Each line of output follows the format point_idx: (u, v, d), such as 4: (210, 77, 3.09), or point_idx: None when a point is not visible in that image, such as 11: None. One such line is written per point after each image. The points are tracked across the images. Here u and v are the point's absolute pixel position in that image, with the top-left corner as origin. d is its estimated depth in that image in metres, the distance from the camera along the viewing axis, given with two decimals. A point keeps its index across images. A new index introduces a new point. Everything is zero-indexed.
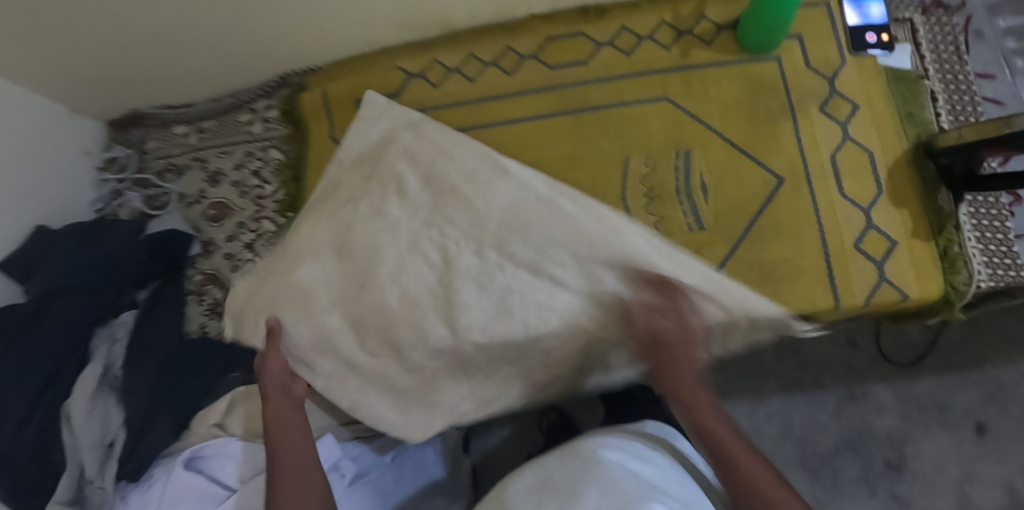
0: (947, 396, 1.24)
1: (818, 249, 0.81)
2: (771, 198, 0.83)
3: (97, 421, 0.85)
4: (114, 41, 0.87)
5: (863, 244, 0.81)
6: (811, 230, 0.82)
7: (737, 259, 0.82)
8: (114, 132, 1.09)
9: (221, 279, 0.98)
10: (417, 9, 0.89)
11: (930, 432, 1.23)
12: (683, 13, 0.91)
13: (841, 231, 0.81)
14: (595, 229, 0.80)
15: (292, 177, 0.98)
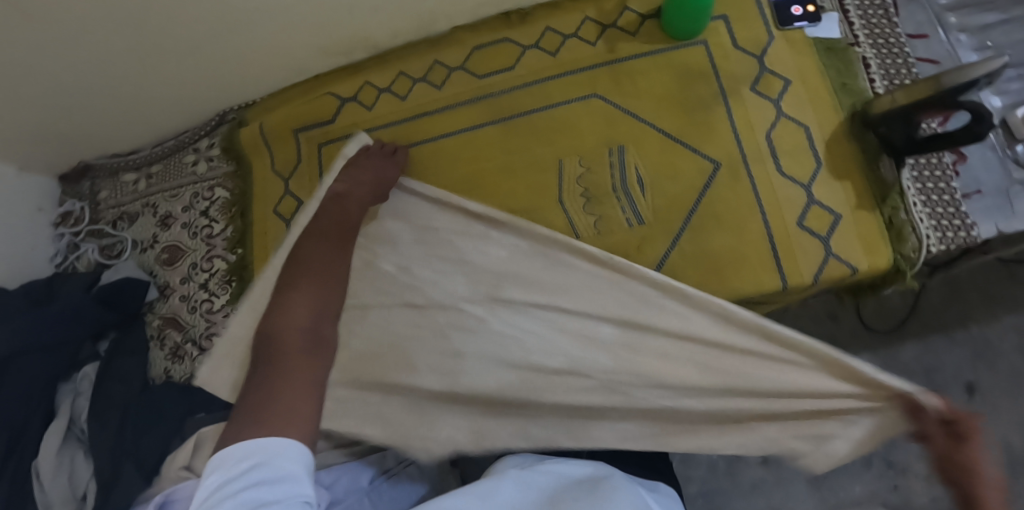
0: (933, 360, 1.20)
1: (760, 232, 0.79)
2: (708, 186, 0.82)
3: (65, 477, 0.87)
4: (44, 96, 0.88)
5: (807, 222, 0.79)
6: (752, 214, 0.80)
7: (680, 252, 0.81)
8: (66, 186, 1.10)
9: (180, 321, 0.98)
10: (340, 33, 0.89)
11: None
12: (605, 7, 0.90)
13: (782, 212, 0.80)
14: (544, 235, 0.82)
15: (238, 213, 0.98)
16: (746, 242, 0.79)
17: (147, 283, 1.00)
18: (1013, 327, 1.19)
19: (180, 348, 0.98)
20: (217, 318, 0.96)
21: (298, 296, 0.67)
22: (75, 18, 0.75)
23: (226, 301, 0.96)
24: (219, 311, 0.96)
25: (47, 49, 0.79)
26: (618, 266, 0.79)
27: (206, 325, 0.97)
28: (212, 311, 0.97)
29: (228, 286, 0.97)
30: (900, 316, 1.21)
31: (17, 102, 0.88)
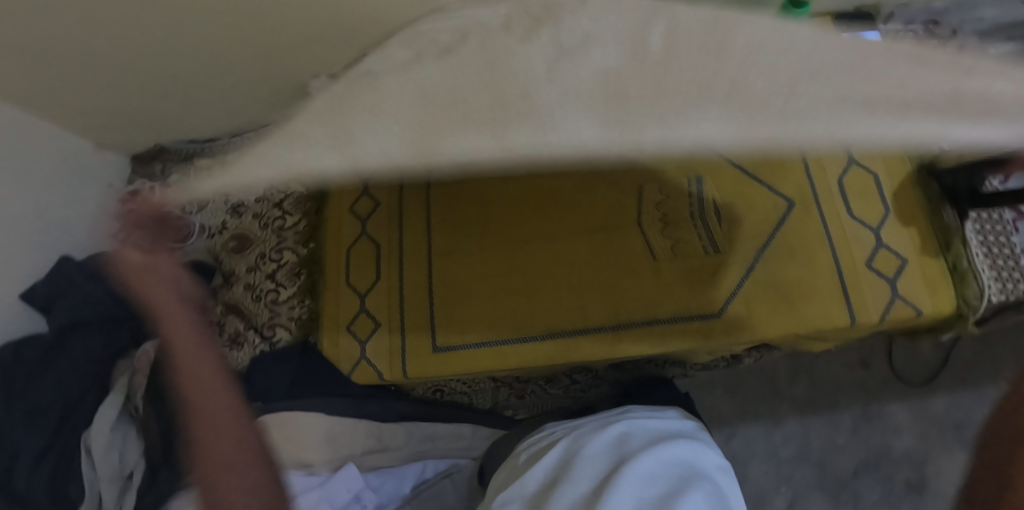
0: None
1: (831, 268, 0.83)
2: (783, 220, 0.85)
3: (115, 456, 0.85)
4: (130, 75, 0.91)
5: (875, 263, 0.83)
6: (823, 251, 0.83)
7: (755, 280, 0.83)
8: (136, 165, 1.12)
9: (243, 309, 0.98)
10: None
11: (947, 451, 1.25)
12: None
13: (852, 251, 0.83)
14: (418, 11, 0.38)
15: (313, 209, 1.00)
16: (815, 273, 0.83)
17: (213, 268, 1.00)
18: None
19: (241, 335, 0.96)
20: (284, 308, 0.95)
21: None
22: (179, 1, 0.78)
23: (294, 292, 0.96)
24: (285, 301, 0.96)
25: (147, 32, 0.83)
26: (694, 292, 0.83)
27: (269, 315, 0.96)
28: (278, 302, 0.96)
29: (297, 279, 0.97)
30: (932, 370, 1.30)
31: (105, 79, 0.91)
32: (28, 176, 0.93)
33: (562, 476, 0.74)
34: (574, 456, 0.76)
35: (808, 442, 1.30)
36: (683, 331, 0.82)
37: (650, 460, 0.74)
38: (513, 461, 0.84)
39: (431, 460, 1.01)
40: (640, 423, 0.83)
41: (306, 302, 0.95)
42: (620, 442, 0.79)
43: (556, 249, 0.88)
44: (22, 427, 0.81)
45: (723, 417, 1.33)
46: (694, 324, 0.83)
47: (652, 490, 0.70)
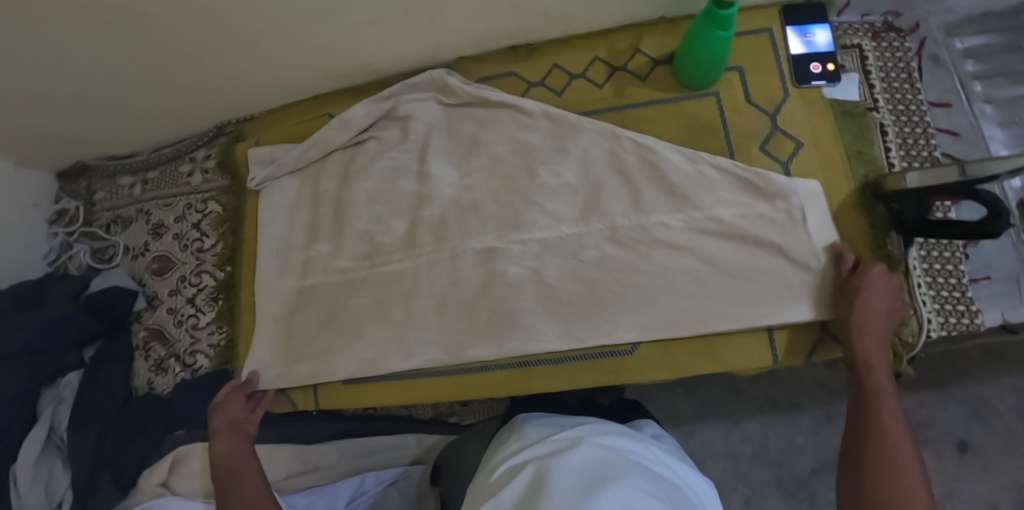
0: (927, 412, 1.07)
1: (766, 352, 0.76)
2: (729, 294, 0.75)
3: (42, 486, 0.86)
4: (36, 88, 0.87)
5: (814, 351, 0.76)
6: (760, 337, 0.76)
7: (685, 355, 0.77)
8: (64, 183, 1.09)
9: (165, 334, 0.97)
10: (388, 129, 0.89)
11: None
12: (617, 47, 0.86)
13: (790, 342, 0.76)
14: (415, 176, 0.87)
15: (229, 231, 0.97)
16: (755, 315, 0.75)
17: (136, 292, 0.99)
18: (1012, 388, 1.06)
19: (163, 361, 0.96)
20: (203, 334, 0.95)
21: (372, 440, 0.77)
22: (66, 9, 0.72)
23: (212, 318, 0.95)
24: (204, 327, 0.95)
25: (42, 45, 0.78)
26: (618, 361, 0.78)
27: (191, 340, 0.95)
28: (198, 327, 0.96)
29: (214, 304, 0.95)
30: None
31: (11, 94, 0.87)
32: None
33: (554, 476, 0.66)
34: (567, 459, 0.68)
35: (768, 443, 1.24)
36: (594, 369, 0.78)
37: (633, 482, 0.65)
38: (487, 469, 0.77)
39: (369, 473, 1.00)
40: (629, 442, 0.76)
41: (223, 328, 0.94)
42: (611, 452, 0.71)
43: (465, 279, 0.82)
44: None
45: (682, 416, 1.26)
46: (607, 363, 0.78)
47: (654, 501, 0.63)
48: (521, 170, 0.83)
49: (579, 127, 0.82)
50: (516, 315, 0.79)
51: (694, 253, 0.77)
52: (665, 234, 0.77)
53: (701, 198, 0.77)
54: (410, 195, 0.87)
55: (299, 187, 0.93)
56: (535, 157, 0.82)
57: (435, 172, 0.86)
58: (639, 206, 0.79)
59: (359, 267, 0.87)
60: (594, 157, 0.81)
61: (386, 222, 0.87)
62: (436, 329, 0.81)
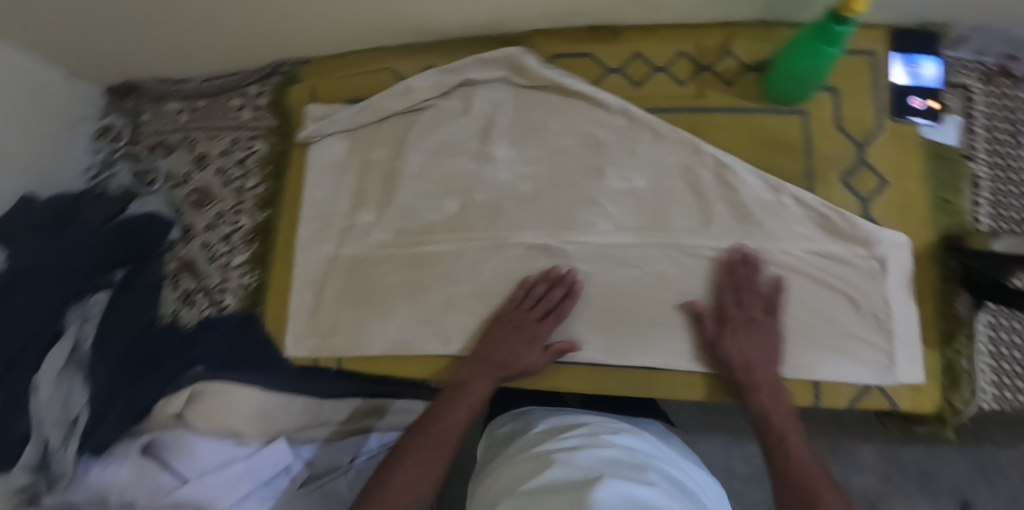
0: (935, 464, 1.06)
1: (808, 397, 0.74)
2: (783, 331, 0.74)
3: (59, 402, 0.86)
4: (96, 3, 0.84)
5: (861, 403, 0.73)
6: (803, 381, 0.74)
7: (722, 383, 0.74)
8: (111, 99, 1.07)
9: (195, 268, 0.96)
10: (449, 96, 0.86)
11: (908, 501, 1.06)
12: (705, 44, 0.81)
13: (837, 391, 0.73)
14: (472, 148, 0.84)
15: (273, 173, 0.94)
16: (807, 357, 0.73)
17: (172, 221, 0.97)
18: None
19: (191, 295, 0.95)
20: (234, 274, 0.94)
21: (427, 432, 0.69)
22: None
23: (245, 259, 0.94)
24: (236, 267, 0.94)
25: None
26: (653, 376, 0.75)
27: (221, 278, 0.94)
28: (230, 267, 0.94)
29: (250, 246, 0.94)
30: None
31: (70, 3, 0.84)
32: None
33: (567, 467, 0.65)
34: (580, 450, 0.69)
35: (766, 466, 1.24)
36: (626, 378, 0.76)
37: (644, 477, 0.64)
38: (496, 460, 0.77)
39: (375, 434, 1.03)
40: (646, 443, 0.75)
41: (255, 272, 0.93)
42: (625, 450, 0.71)
43: (506, 264, 0.79)
44: None
45: (688, 425, 1.25)
46: (638, 373, 0.76)
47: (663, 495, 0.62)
48: (587, 167, 0.80)
49: (654, 127, 0.79)
50: (558, 319, 0.77)
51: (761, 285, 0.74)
52: (735, 262, 0.74)
53: (775, 231, 0.75)
54: (462, 172, 0.83)
55: (350, 143, 0.90)
56: (598, 153, 0.80)
57: (495, 150, 0.82)
58: (707, 226, 0.76)
59: (402, 240, 0.84)
60: (667, 167, 0.78)
61: (436, 196, 0.83)
62: (475, 317, 0.80)
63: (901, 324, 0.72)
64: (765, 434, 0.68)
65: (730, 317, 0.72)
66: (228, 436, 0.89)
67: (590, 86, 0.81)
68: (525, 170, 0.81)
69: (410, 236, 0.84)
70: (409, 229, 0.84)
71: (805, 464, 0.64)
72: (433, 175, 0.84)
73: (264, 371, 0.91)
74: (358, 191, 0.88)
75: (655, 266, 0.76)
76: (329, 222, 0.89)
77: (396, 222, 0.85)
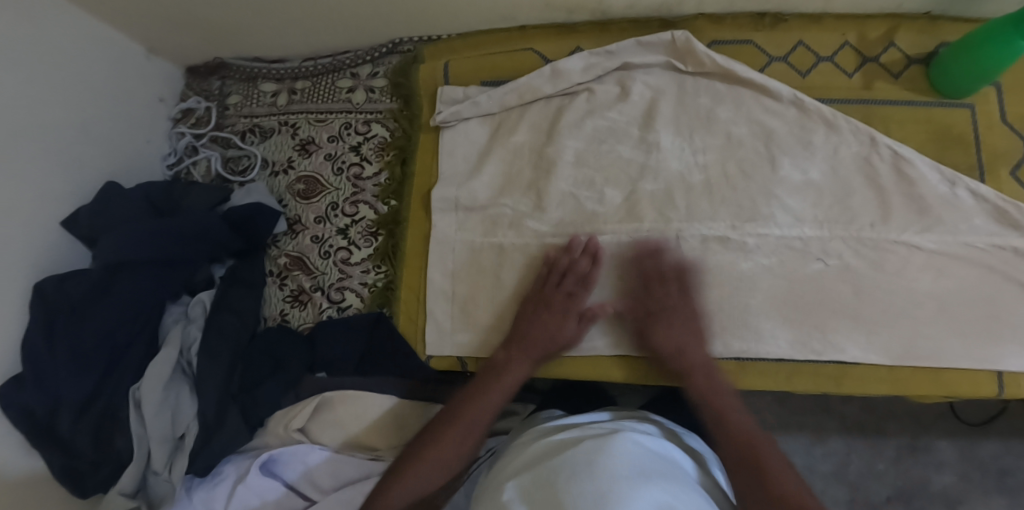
0: (1012, 460, 1.08)
1: (991, 390, 0.74)
2: (966, 320, 0.74)
3: (168, 414, 0.76)
4: None
5: None
6: (985, 373, 0.74)
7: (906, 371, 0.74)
8: (192, 79, 0.97)
9: (307, 264, 0.87)
10: (602, 80, 0.82)
11: (987, 498, 1.08)
12: (870, 35, 0.80)
13: (1017, 386, 0.73)
14: (630, 135, 0.80)
15: (397, 159, 0.86)
16: (991, 349, 0.74)
17: (278, 213, 0.87)
18: None
19: (304, 294, 0.87)
20: (355, 272, 0.85)
21: (444, 443, 0.71)
22: None
23: (368, 255, 0.85)
24: (358, 264, 0.85)
25: None
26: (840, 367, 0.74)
27: (339, 276, 0.85)
28: (349, 263, 0.86)
29: (373, 240, 0.85)
30: None
31: None
32: (76, 80, 0.80)
33: (584, 465, 0.62)
34: (606, 446, 0.64)
35: (848, 465, 1.10)
36: (817, 374, 0.74)
37: (651, 493, 0.59)
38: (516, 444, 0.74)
39: (484, 439, 0.92)
40: (678, 447, 0.69)
41: (381, 268, 0.85)
42: (653, 450, 0.66)
43: (683, 256, 0.76)
44: (67, 374, 0.74)
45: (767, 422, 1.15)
46: (828, 368, 0.75)
47: None
48: (759, 155, 0.77)
49: (829, 117, 0.77)
50: (740, 313, 0.75)
51: (941, 277, 0.74)
52: (912, 253, 0.75)
53: (955, 224, 0.75)
54: (626, 160, 0.79)
55: (493, 131, 0.84)
56: (765, 142, 0.78)
57: (661, 140, 0.79)
58: (886, 218, 0.75)
59: (560, 230, 0.79)
60: (844, 158, 0.77)
61: (598, 187, 0.79)
62: (648, 313, 0.76)
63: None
64: (687, 389, 0.73)
65: (678, 277, 0.74)
66: (358, 450, 0.81)
67: (759, 74, 0.79)
68: (689, 160, 0.78)
69: (573, 227, 0.78)
70: (566, 221, 0.79)
71: (750, 434, 0.69)
72: (585, 165, 0.80)
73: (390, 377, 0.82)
74: (504, 180, 0.82)
75: (835, 256, 0.75)
76: (474, 213, 0.82)
77: (552, 213, 0.79)
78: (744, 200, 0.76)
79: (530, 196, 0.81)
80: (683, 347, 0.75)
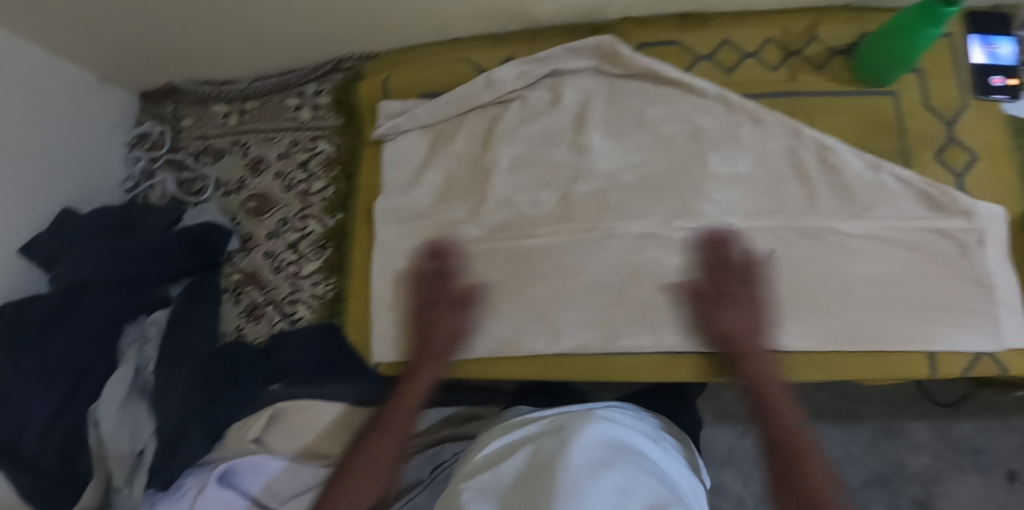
0: (986, 439, 1.06)
1: (923, 370, 0.75)
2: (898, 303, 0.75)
3: (126, 430, 0.78)
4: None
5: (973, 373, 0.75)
6: (919, 353, 0.75)
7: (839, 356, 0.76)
8: (147, 104, 1.00)
9: (260, 279, 0.90)
10: (535, 88, 0.83)
11: (962, 476, 1.06)
12: (793, 30, 0.82)
13: (948, 364, 0.74)
14: (563, 139, 0.82)
15: (342, 174, 0.89)
16: (923, 330, 0.75)
17: (229, 231, 0.91)
18: None
19: (258, 309, 0.90)
20: (305, 284, 0.88)
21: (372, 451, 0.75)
22: None
23: (317, 267, 0.88)
24: (307, 277, 0.88)
25: None
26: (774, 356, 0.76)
27: (291, 289, 0.89)
28: (299, 276, 0.89)
29: (322, 252, 0.88)
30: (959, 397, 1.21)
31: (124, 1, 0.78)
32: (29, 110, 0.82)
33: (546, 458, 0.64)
34: (566, 438, 0.66)
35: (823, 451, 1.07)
36: (749, 364, 0.76)
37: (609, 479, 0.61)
38: (485, 437, 0.75)
39: (448, 443, 0.93)
40: (643, 435, 0.71)
41: (330, 280, 0.88)
42: (614, 439, 0.68)
43: (619, 255, 0.78)
44: (29, 394, 0.76)
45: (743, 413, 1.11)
46: (764, 358, 0.76)
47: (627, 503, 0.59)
48: (689, 152, 0.79)
49: (754, 110, 0.78)
50: (674, 307, 0.76)
51: (870, 263, 0.76)
52: (841, 241, 0.76)
53: (882, 209, 0.76)
54: (561, 163, 0.81)
55: (431, 141, 0.86)
56: (694, 139, 0.79)
57: (592, 143, 0.81)
58: (813, 207, 0.77)
59: (497, 236, 0.81)
60: (771, 151, 0.78)
61: (533, 192, 0.81)
62: (586, 312, 0.78)
63: (1003, 291, 0.75)
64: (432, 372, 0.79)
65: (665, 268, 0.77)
66: (312, 458, 0.83)
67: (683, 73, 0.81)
68: (620, 160, 0.80)
69: (510, 232, 0.80)
70: (504, 226, 0.81)
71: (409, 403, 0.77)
72: (520, 171, 0.82)
73: (342, 385, 0.85)
74: (443, 189, 0.84)
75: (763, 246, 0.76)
76: (415, 222, 0.84)
77: (489, 218, 0.82)
78: (675, 197, 0.78)
79: (469, 202, 0.83)
80: (618, 343, 0.76)
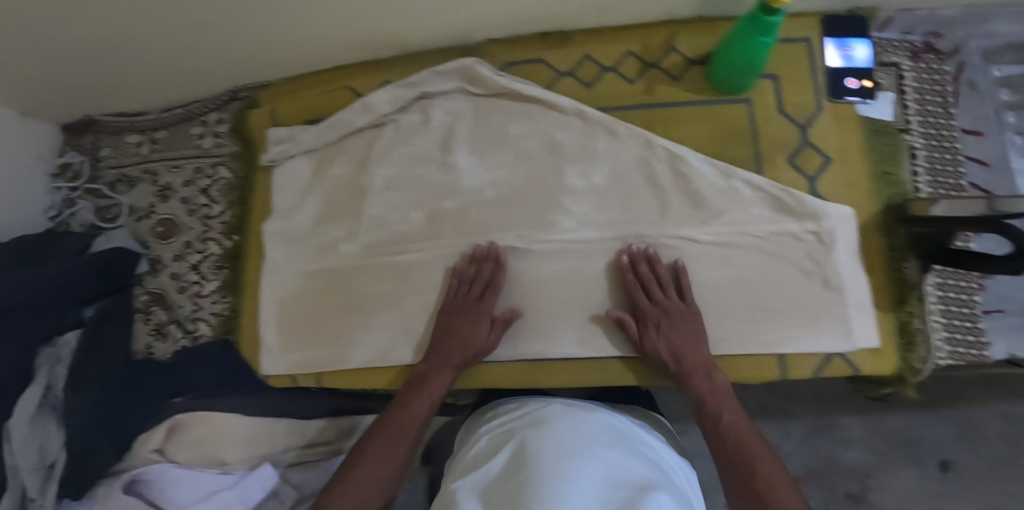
0: (917, 431, 0.99)
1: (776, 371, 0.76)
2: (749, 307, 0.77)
3: (35, 446, 0.85)
4: (52, 44, 0.85)
5: (827, 371, 0.76)
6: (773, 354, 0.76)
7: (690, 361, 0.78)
8: (69, 136, 1.07)
9: (166, 299, 0.97)
10: (407, 109, 0.87)
11: (895, 469, 0.98)
12: (651, 43, 0.84)
13: (801, 365, 0.76)
14: (433, 158, 0.86)
15: (238, 199, 0.95)
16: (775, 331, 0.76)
17: (137, 254, 0.97)
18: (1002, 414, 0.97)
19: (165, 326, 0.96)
20: (206, 303, 0.95)
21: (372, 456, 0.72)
22: None
23: (216, 286, 0.95)
24: (208, 296, 0.95)
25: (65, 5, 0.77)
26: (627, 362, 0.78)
27: (193, 308, 0.95)
28: (201, 295, 0.95)
29: (219, 273, 0.95)
30: None
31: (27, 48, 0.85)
32: None
33: (534, 449, 0.60)
34: (549, 428, 0.63)
35: None
36: (602, 371, 0.79)
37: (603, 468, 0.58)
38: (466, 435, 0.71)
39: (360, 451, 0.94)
40: (623, 422, 0.69)
41: (228, 298, 0.94)
42: (598, 427, 0.65)
43: None
44: None
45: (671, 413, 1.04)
46: (617, 365, 0.79)
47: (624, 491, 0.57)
48: (549, 166, 0.82)
49: (606, 124, 0.81)
50: (532, 317, 0.79)
51: (720, 269, 0.77)
52: (692, 248, 0.78)
53: (733, 215, 0.78)
54: (430, 182, 0.85)
55: (315, 164, 0.91)
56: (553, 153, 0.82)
57: (458, 162, 0.84)
58: (665, 216, 0.79)
59: (371, 253, 0.85)
60: (626, 162, 0.81)
61: (404, 210, 0.85)
62: None
63: (852, 291, 0.76)
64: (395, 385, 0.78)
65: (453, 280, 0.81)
66: (211, 466, 0.89)
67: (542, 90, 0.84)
68: (484, 176, 0.83)
69: (384, 248, 0.85)
70: (378, 244, 0.85)
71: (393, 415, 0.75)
72: (393, 190, 0.86)
73: (236, 397, 0.91)
74: (324, 210, 0.89)
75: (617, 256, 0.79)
76: (301, 242, 0.89)
77: (366, 235, 0.86)
78: (534, 210, 0.81)
79: (348, 221, 0.87)
80: None
